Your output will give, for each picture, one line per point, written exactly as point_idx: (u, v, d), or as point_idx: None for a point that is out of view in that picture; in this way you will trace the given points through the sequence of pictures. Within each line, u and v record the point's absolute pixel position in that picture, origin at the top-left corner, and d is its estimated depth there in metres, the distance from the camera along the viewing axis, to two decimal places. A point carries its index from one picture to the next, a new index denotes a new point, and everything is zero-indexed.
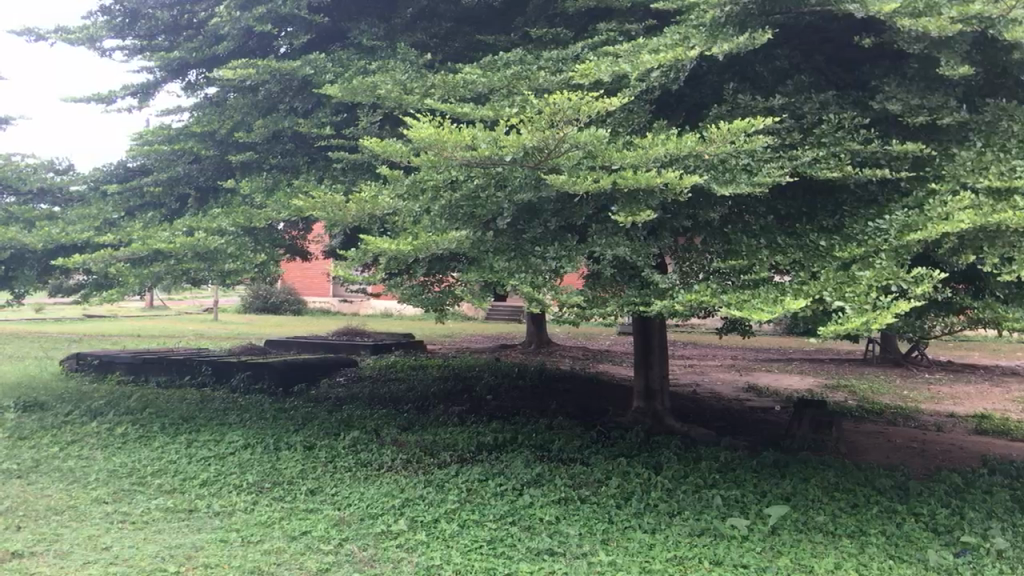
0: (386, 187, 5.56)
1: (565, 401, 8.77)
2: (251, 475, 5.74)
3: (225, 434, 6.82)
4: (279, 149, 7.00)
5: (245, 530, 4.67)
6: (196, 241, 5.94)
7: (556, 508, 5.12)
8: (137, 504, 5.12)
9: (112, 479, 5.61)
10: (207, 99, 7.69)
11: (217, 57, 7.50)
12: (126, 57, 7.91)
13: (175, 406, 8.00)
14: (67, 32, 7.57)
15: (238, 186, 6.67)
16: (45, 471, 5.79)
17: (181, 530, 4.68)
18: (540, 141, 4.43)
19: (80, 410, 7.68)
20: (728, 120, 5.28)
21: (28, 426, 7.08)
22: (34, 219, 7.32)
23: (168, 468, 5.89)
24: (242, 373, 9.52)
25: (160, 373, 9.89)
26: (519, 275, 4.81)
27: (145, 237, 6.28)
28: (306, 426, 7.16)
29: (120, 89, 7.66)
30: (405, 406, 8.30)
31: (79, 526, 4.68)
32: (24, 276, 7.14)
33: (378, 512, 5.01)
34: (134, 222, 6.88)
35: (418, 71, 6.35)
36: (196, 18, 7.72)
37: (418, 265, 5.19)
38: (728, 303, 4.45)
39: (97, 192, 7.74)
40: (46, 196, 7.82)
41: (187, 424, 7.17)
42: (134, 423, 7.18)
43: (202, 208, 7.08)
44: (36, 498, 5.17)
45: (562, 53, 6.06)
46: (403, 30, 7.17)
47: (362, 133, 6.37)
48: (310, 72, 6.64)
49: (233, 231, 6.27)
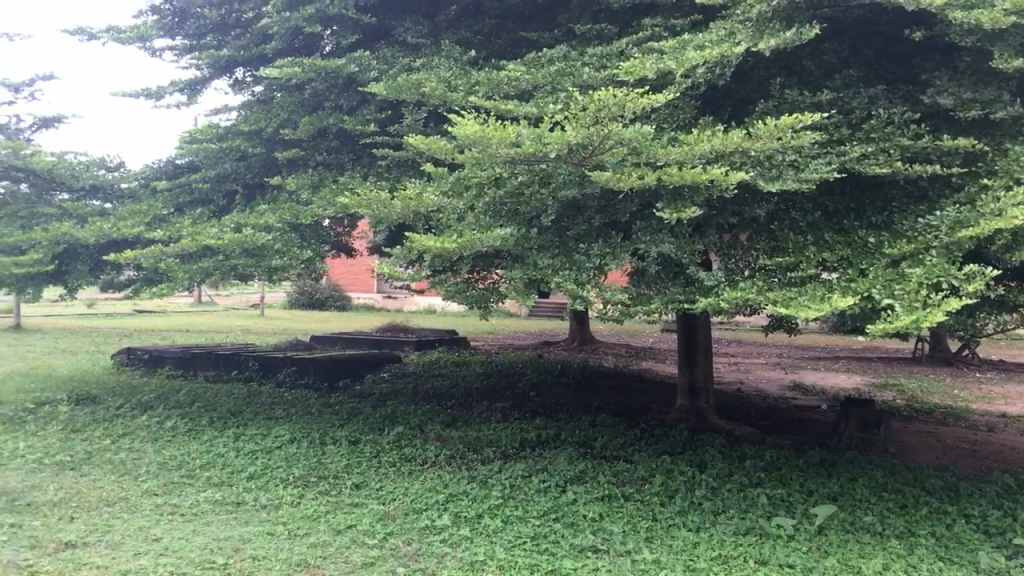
0: (431, 185, 5.59)
1: (610, 397, 8.75)
2: (298, 468, 5.82)
3: (272, 429, 6.90)
4: (325, 147, 7.04)
5: (293, 523, 4.74)
6: (244, 238, 6.03)
7: (599, 505, 5.12)
8: (187, 496, 5.22)
9: (162, 471, 5.72)
10: (254, 97, 7.77)
11: (266, 56, 7.60)
12: (176, 57, 8.04)
13: (223, 400, 8.12)
14: (119, 32, 7.74)
15: (284, 183, 6.76)
16: (98, 462, 5.89)
17: (229, 522, 4.76)
18: (584, 138, 4.44)
19: (131, 403, 7.82)
20: (775, 116, 5.23)
21: (82, 418, 7.22)
22: (87, 215, 7.53)
23: (216, 461, 5.99)
24: (289, 368, 9.64)
25: (208, 368, 10.05)
26: (562, 272, 4.85)
27: (195, 232, 6.43)
28: (351, 421, 7.23)
29: (168, 86, 7.80)
30: (449, 402, 8.34)
31: (129, 518, 4.78)
32: (79, 270, 7.29)
33: (423, 506, 5.06)
34: (184, 219, 7.01)
35: (462, 69, 6.39)
36: (245, 17, 7.82)
37: (463, 262, 5.24)
38: (775, 301, 4.41)
39: (148, 189, 7.88)
40: (99, 192, 8.02)
41: (234, 418, 7.29)
42: (184, 417, 7.30)
43: (250, 206, 7.15)
44: (90, 489, 5.28)
45: (607, 49, 6.07)
46: (447, 28, 7.22)
47: (406, 130, 6.41)
48: (355, 70, 6.71)
49: (280, 228, 6.36)
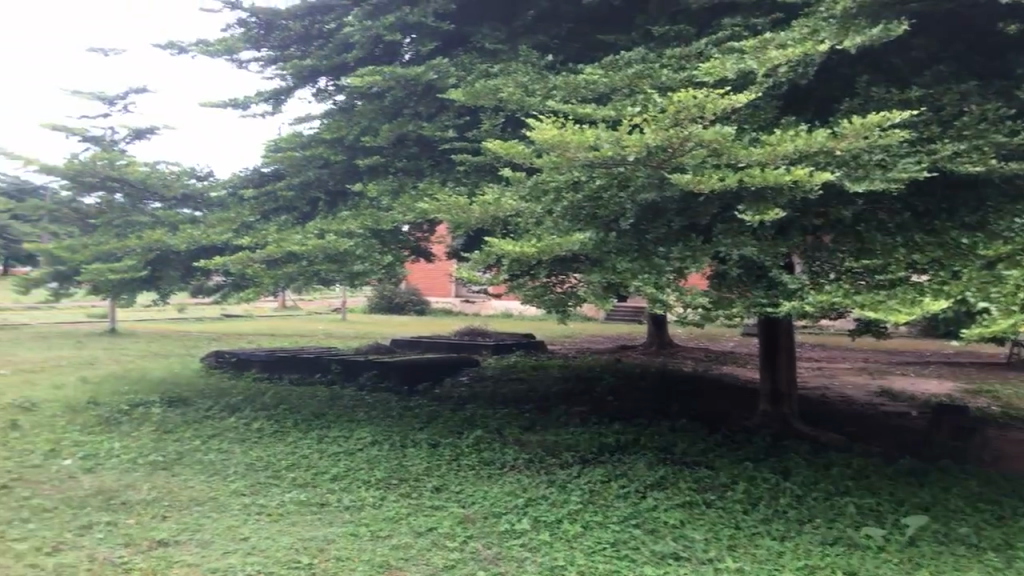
0: (510, 189, 5.60)
1: (690, 402, 8.63)
2: (380, 471, 5.89)
3: (354, 431, 7.01)
4: (404, 153, 7.12)
5: (375, 525, 4.81)
6: (327, 243, 6.15)
7: (681, 512, 5.05)
8: (273, 497, 5.34)
9: (249, 472, 5.86)
10: (336, 106, 7.83)
11: (347, 65, 7.71)
12: (261, 68, 8.23)
13: (307, 402, 8.28)
14: (207, 45, 8.03)
15: (365, 189, 6.86)
16: (189, 463, 6.07)
17: (314, 523, 4.85)
18: (664, 140, 4.41)
19: (220, 405, 8.03)
20: (860, 115, 5.10)
21: (173, 419, 7.44)
22: (178, 223, 7.76)
23: (301, 462, 6.11)
24: (370, 371, 9.79)
25: (292, 371, 10.26)
26: (642, 276, 4.81)
27: (279, 237, 6.58)
28: (431, 424, 7.29)
29: (254, 96, 8.01)
30: (528, 405, 8.35)
31: (218, 517, 4.91)
32: (170, 275, 7.49)
33: (503, 510, 5.07)
34: (270, 225, 7.18)
35: (539, 73, 6.40)
36: (327, 27, 7.93)
37: (542, 266, 5.23)
38: (863, 304, 4.29)
39: (236, 197, 8.04)
40: (189, 201, 8.26)
41: (318, 420, 7.42)
42: (270, 419, 7.46)
43: (332, 212, 7.27)
44: (181, 489, 5.44)
45: (686, 50, 6.01)
46: (525, 33, 7.25)
47: (484, 135, 6.45)
48: (434, 77, 6.78)
49: (361, 234, 6.45)
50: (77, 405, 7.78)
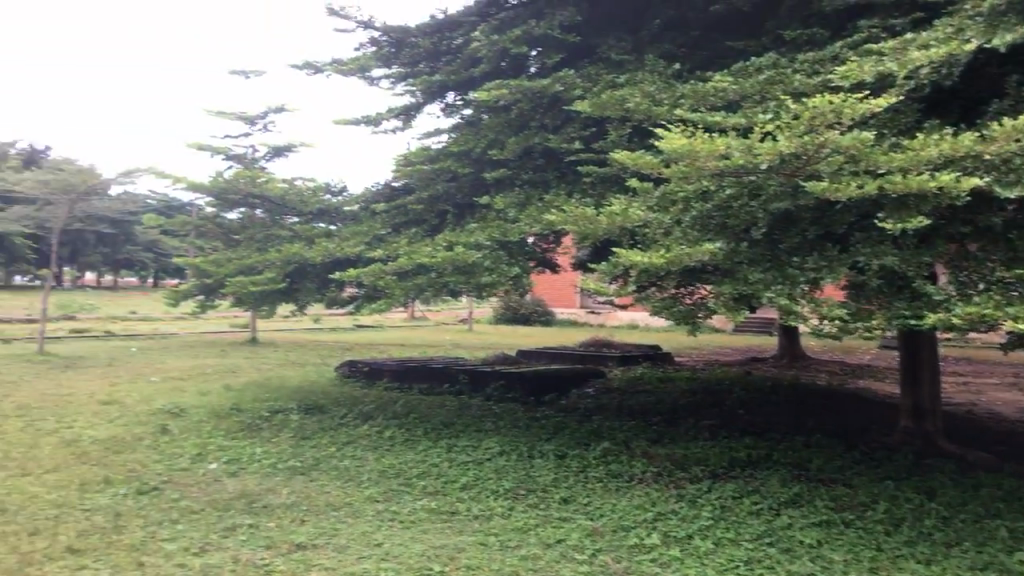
0: (637, 200, 5.56)
1: (824, 417, 8.33)
2: (508, 481, 5.94)
3: (482, 441, 7.09)
4: (531, 166, 7.17)
5: (504, 534, 4.84)
6: (456, 255, 6.25)
7: (817, 531, 4.88)
8: (405, 504, 5.46)
9: (382, 479, 6.01)
10: (464, 120, 7.93)
11: (475, 79, 7.83)
12: (392, 85, 8.48)
13: (436, 412, 8.43)
14: (341, 64, 8.32)
15: (493, 202, 6.94)
16: (325, 468, 6.27)
17: (445, 531, 4.93)
18: (798, 147, 4.31)
19: (354, 413, 8.26)
20: (1011, 116, 4.83)
21: (310, 426, 7.71)
22: (314, 237, 8.04)
23: (431, 471, 6.22)
24: (497, 382, 9.85)
25: (422, 381, 10.45)
26: (775, 287, 4.70)
27: (410, 250, 6.74)
28: (558, 435, 7.30)
29: (386, 112, 8.24)
30: (655, 418, 8.24)
31: (353, 522, 5.04)
32: (308, 288, 7.81)
33: (632, 524, 5.03)
34: (400, 238, 7.35)
35: (667, 82, 6.33)
36: (454, 43, 8.09)
37: (671, 277, 5.17)
38: (1016, 316, 4.06)
39: (367, 211, 8.22)
40: (324, 216, 8.46)
41: (447, 429, 7.54)
42: (401, 427, 7.63)
43: (460, 225, 7.37)
44: (318, 494, 5.63)
45: (819, 53, 5.83)
46: (651, 42, 7.19)
47: (611, 146, 6.43)
48: (561, 89, 6.81)
49: (489, 245, 6.51)
50: (221, 411, 8.16)
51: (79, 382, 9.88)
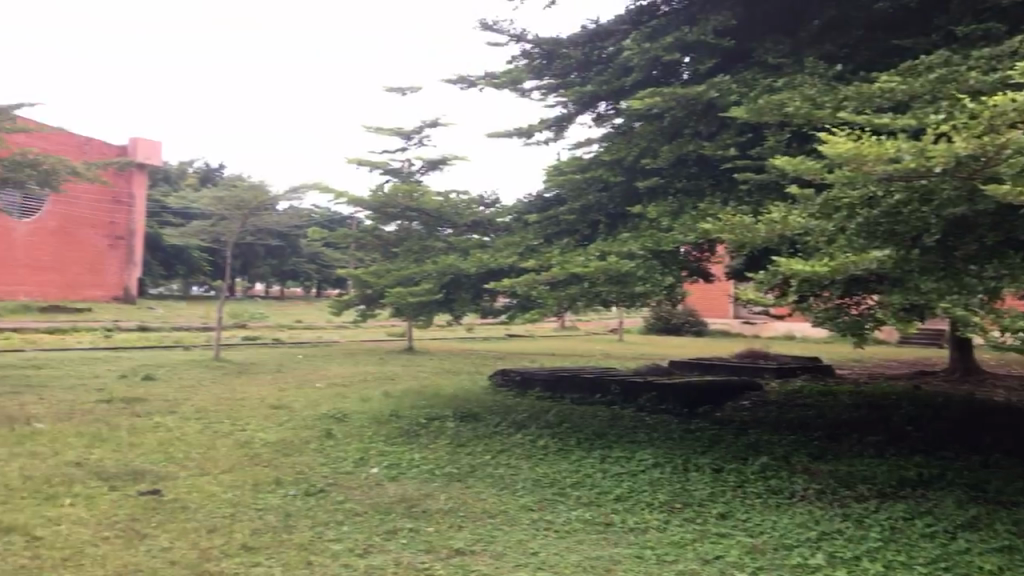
0: (797, 207, 5.37)
1: (1004, 435, 7.79)
2: (663, 494, 5.85)
3: (636, 452, 7.02)
4: (684, 174, 7.06)
5: (661, 548, 4.77)
6: (609, 265, 6.22)
7: (999, 557, 4.56)
8: (559, 513, 5.47)
9: (537, 488, 6.04)
10: (615, 129, 7.91)
11: (626, 88, 7.79)
12: (543, 96, 8.56)
13: (589, 422, 8.41)
14: (494, 77, 8.48)
15: (646, 211, 6.87)
16: (481, 476, 6.36)
17: (600, 542, 4.90)
18: (975, 148, 4.00)
19: (507, 422, 8.36)
20: None
21: (465, 433, 7.85)
22: (469, 248, 8.20)
23: (585, 481, 6.21)
24: (648, 393, 9.74)
25: (573, 391, 10.46)
26: (949, 297, 4.52)
27: (563, 260, 6.77)
28: (714, 448, 7.14)
29: (538, 123, 8.33)
30: (816, 433, 7.94)
31: (509, 530, 5.09)
32: (462, 299, 7.97)
33: (794, 542, 4.85)
34: (553, 248, 7.39)
35: (828, 85, 6.11)
36: (605, 53, 8.11)
37: (834, 287, 4.97)
38: None
39: (520, 223, 8.27)
40: (479, 227, 8.63)
41: (600, 440, 7.51)
42: (554, 437, 7.66)
43: (612, 235, 7.35)
44: (474, 501, 5.72)
45: (997, 49, 5.48)
46: (810, 44, 6.96)
47: (769, 152, 6.25)
48: (716, 95, 6.68)
49: (642, 255, 6.41)
50: (381, 417, 8.43)
51: (251, 387, 10.43)
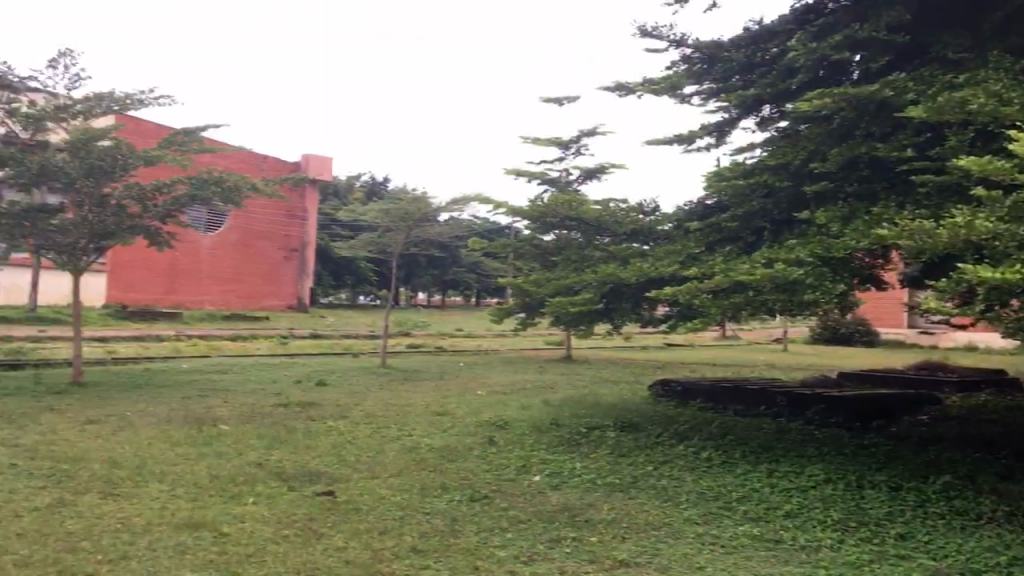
0: (983, 210, 5.04)
1: None
2: (836, 511, 5.61)
3: (805, 467, 6.76)
4: (856, 178, 6.75)
5: (835, 569, 4.57)
6: (775, 273, 6.04)
7: None
8: (726, 528, 5.33)
9: (701, 501, 5.92)
10: (780, 133, 7.69)
11: (791, 91, 7.53)
12: (703, 101, 8.42)
13: (754, 434, 8.17)
14: (653, 84, 8.40)
15: (814, 217, 6.63)
16: (643, 487, 6.29)
17: (770, 559, 4.75)
18: None
19: (669, 433, 8.24)
20: None
21: (626, 443, 7.79)
22: (628, 256, 8.10)
23: (751, 496, 6.03)
24: (818, 406, 9.22)
25: (736, 402, 10.18)
26: None
27: (727, 268, 6.62)
28: (890, 465, 6.78)
29: (699, 129, 8.20)
30: (1004, 451, 7.40)
31: (674, 543, 5.00)
32: (623, 307, 7.93)
33: (984, 568, 4.53)
34: (716, 257, 7.24)
35: (1016, 79, 5.71)
36: (769, 55, 7.90)
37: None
38: None
39: (681, 231, 8.12)
40: (639, 235, 8.47)
41: (767, 453, 7.28)
42: (718, 449, 7.49)
43: (778, 242, 7.13)
44: (637, 512, 5.66)
45: None
46: (995, 36, 6.54)
47: (949, 152, 5.90)
48: (891, 94, 6.36)
49: (810, 262, 6.18)
50: (542, 426, 8.49)
51: (416, 393, 10.74)
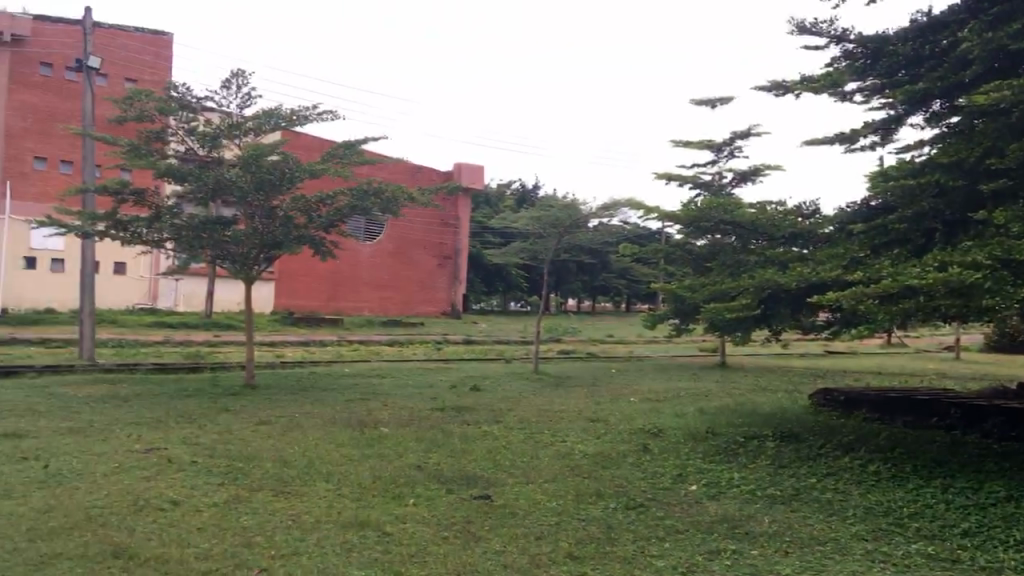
0: None
1: None
2: (1021, 531, 5.23)
3: (985, 483, 6.34)
4: None
5: None
6: (950, 277, 5.70)
7: None
8: (897, 546, 5.06)
9: (870, 516, 5.65)
10: (951, 129, 7.28)
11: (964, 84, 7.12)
12: (867, 98, 8.07)
13: (926, 447, 7.72)
14: (812, 82, 8.12)
15: (992, 216, 6.22)
16: (806, 500, 6.06)
17: None
18: None
19: (833, 444, 7.91)
20: None
21: (788, 454, 7.53)
22: (788, 261, 7.87)
23: (925, 512, 5.71)
24: (996, 417, 8.60)
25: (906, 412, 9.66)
26: None
27: (895, 272, 6.30)
28: None
29: (862, 128, 7.86)
30: None
31: (841, 560, 4.79)
32: (782, 313, 7.68)
33: None
34: (883, 260, 6.91)
35: None
36: (939, 47, 7.50)
37: None
38: None
39: (844, 233, 7.81)
40: (798, 238, 8.22)
41: (941, 468, 6.88)
42: (888, 462, 7.13)
43: (952, 243, 6.73)
44: (800, 526, 5.46)
45: None
46: None
47: None
48: None
49: (989, 264, 5.76)
50: (698, 434, 8.33)
51: (569, 399, 10.78)
